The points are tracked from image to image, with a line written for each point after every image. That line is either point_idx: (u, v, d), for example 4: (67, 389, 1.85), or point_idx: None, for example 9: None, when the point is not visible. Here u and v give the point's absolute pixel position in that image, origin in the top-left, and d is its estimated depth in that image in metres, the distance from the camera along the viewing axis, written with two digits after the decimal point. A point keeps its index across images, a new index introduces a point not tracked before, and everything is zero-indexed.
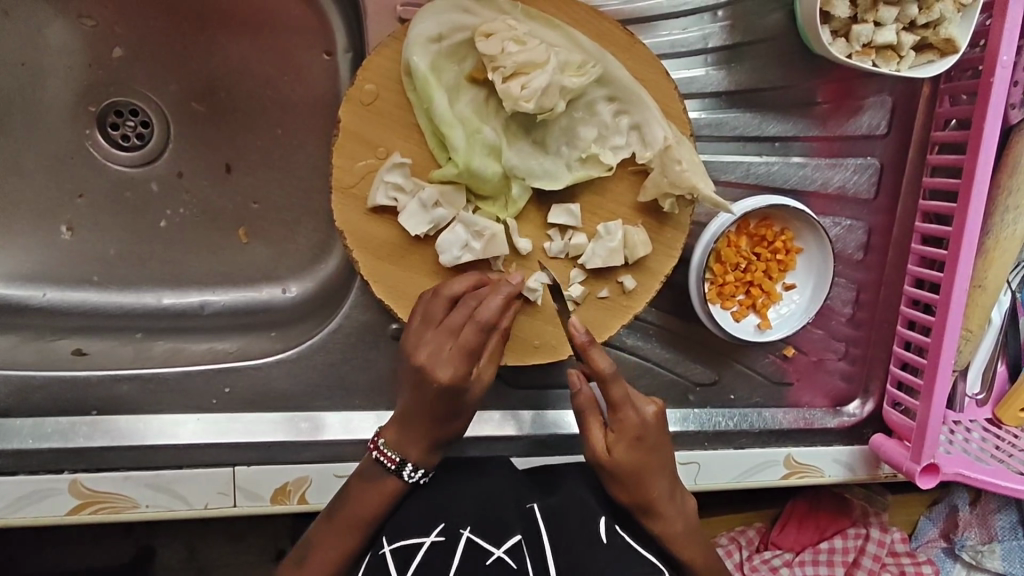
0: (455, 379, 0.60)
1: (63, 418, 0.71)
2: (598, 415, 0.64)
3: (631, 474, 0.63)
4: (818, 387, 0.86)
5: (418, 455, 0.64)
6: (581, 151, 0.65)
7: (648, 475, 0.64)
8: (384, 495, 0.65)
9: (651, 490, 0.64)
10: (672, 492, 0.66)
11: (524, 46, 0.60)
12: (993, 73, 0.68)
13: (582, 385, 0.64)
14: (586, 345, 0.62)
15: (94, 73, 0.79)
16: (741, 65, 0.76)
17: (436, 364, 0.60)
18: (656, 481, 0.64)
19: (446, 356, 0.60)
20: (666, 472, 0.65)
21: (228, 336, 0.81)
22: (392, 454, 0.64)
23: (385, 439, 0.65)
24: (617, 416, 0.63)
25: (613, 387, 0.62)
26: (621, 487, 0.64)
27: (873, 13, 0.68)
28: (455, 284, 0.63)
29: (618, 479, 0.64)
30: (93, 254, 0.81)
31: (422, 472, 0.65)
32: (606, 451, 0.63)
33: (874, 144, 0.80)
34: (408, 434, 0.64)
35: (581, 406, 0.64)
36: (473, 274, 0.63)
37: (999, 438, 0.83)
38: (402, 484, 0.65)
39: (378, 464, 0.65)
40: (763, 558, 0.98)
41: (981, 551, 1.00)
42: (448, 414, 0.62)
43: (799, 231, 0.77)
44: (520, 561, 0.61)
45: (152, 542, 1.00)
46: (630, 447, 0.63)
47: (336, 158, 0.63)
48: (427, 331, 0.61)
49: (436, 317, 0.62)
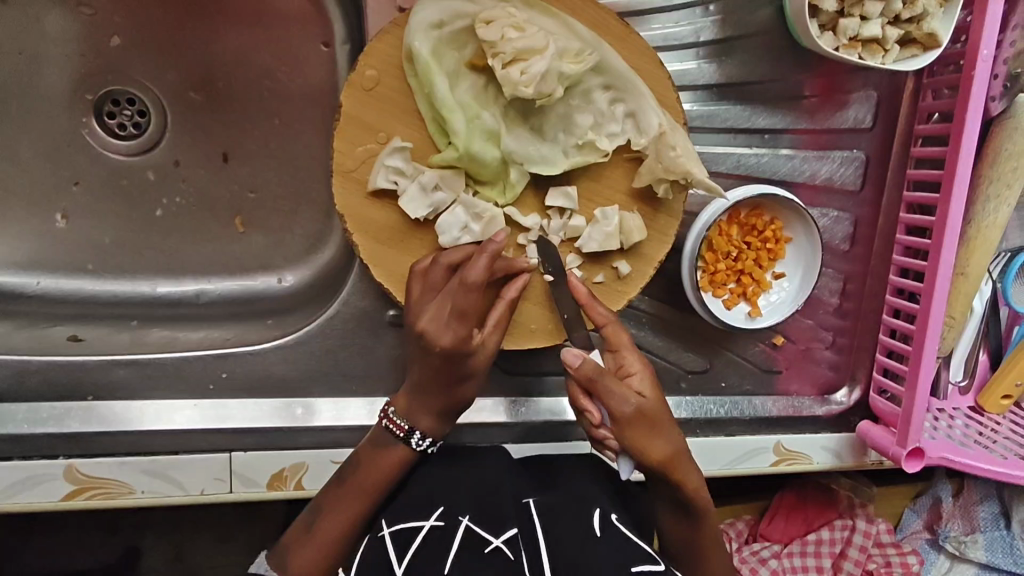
0: (456, 343, 0.60)
1: (58, 404, 0.71)
2: (612, 373, 0.61)
3: (661, 419, 0.60)
4: (807, 376, 0.87)
5: (429, 424, 0.66)
6: (578, 137, 0.66)
7: (670, 421, 0.61)
8: (392, 463, 0.66)
9: (677, 437, 0.61)
10: (685, 452, 0.64)
11: (524, 33, 0.61)
12: (974, 67, 0.70)
13: (597, 344, 0.61)
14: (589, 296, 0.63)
15: (91, 60, 0.80)
16: (731, 59, 0.78)
17: (436, 330, 0.60)
18: (676, 431, 0.62)
19: (446, 322, 0.60)
20: (667, 438, 0.61)
21: (224, 324, 0.81)
22: (401, 422, 0.66)
23: (395, 408, 0.67)
24: (628, 363, 0.62)
25: (615, 330, 0.63)
26: (654, 437, 0.59)
27: (858, 7, 0.71)
28: (454, 254, 0.63)
29: (652, 429, 0.59)
30: (88, 242, 0.81)
31: (431, 441, 0.67)
32: (636, 396, 0.59)
33: (860, 137, 0.82)
34: (416, 406, 0.65)
35: (598, 370, 0.58)
36: (469, 245, 0.64)
37: (982, 425, 0.85)
38: (411, 451, 0.67)
39: (386, 432, 0.67)
40: (751, 550, 0.99)
41: (964, 541, 1.02)
42: (455, 380, 0.63)
43: (788, 221, 0.79)
44: (517, 552, 0.62)
45: (138, 541, 1.00)
46: (650, 389, 0.61)
47: (337, 142, 0.64)
48: (429, 298, 0.62)
49: (438, 284, 0.62)
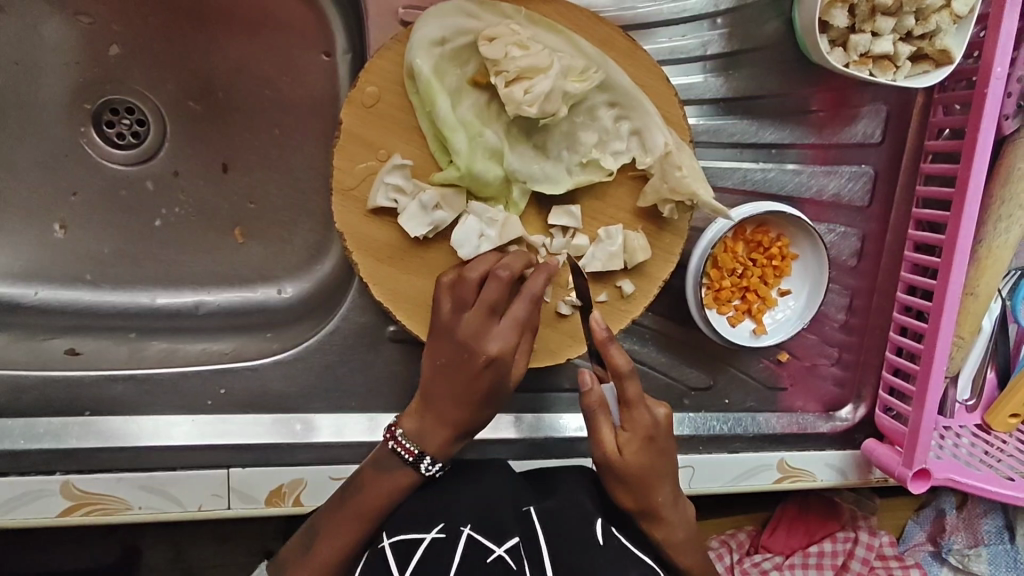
0: (505, 351, 0.61)
1: (54, 419, 0.70)
2: (608, 415, 0.62)
3: (640, 475, 0.63)
4: (812, 393, 0.86)
5: (440, 445, 0.64)
6: (582, 156, 0.65)
7: (654, 478, 0.63)
8: (398, 485, 0.65)
9: (655, 493, 0.64)
10: (674, 496, 0.65)
11: (528, 51, 0.60)
12: (988, 84, 0.69)
13: (593, 384, 0.61)
14: (606, 342, 0.60)
15: (90, 69, 0.79)
16: (739, 73, 0.77)
17: (490, 338, 0.60)
18: (660, 486, 0.64)
19: (498, 331, 0.61)
20: (671, 478, 0.65)
21: (223, 336, 0.80)
22: (411, 446, 0.65)
23: (403, 430, 0.65)
24: (629, 416, 0.62)
25: (627, 387, 0.60)
26: (627, 488, 0.63)
27: (870, 23, 0.69)
28: (480, 263, 0.62)
29: (624, 480, 0.63)
30: (86, 252, 0.80)
31: (439, 466, 0.65)
32: (617, 451, 0.62)
33: (869, 152, 0.81)
34: (429, 428, 0.64)
35: (592, 407, 0.61)
36: (491, 253, 0.62)
37: (987, 443, 0.84)
38: (417, 476, 0.66)
39: (394, 456, 0.65)
40: (753, 561, 0.98)
41: (968, 554, 1.01)
42: (487, 396, 0.63)
43: (794, 237, 0.78)
44: (519, 561, 0.60)
45: (138, 542, 0.99)
46: (641, 449, 0.62)
47: (336, 160, 0.63)
48: (463, 313, 0.61)
49: (469, 298, 0.61)
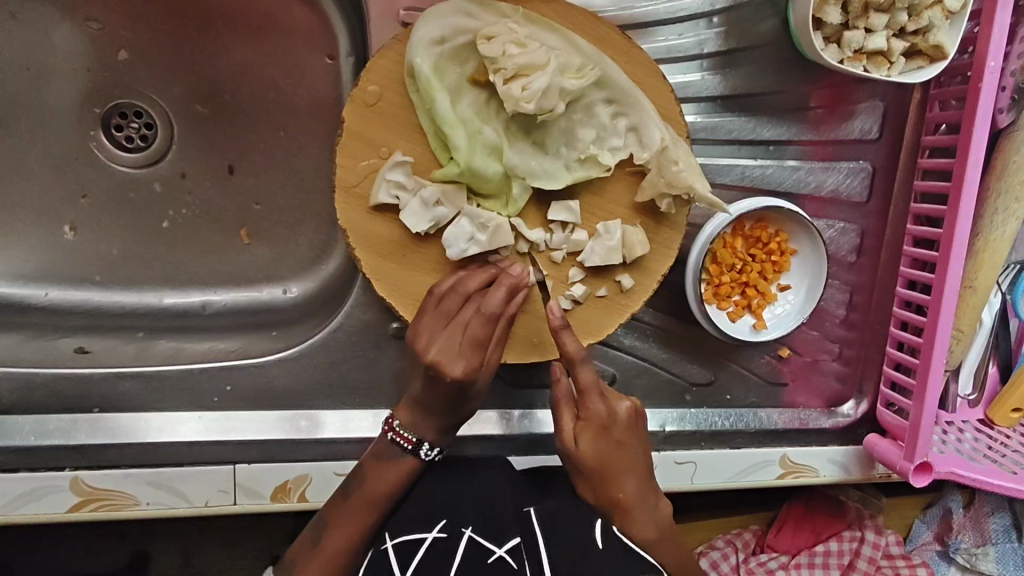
0: (468, 372, 0.62)
1: (65, 416, 0.72)
2: (571, 405, 0.64)
3: (597, 467, 0.63)
4: (813, 388, 0.87)
5: (435, 437, 0.66)
6: (580, 152, 0.66)
7: (613, 471, 0.63)
8: (400, 474, 0.65)
9: (616, 488, 0.63)
10: (643, 495, 0.64)
11: (525, 49, 0.61)
12: (981, 79, 0.69)
13: (560, 376, 0.63)
14: (558, 328, 0.61)
15: (100, 74, 0.80)
16: (736, 71, 0.78)
17: (449, 360, 0.62)
18: (623, 481, 0.63)
19: (460, 351, 0.62)
20: (637, 476, 0.64)
21: (229, 335, 0.81)
22: (409, 435, 0.65)
23: (399, 421, 0.66)
24: (584, 406, 0.62)
25: (581, 374, 0.62)
26: (587, 479, 0.64)
27: (863, 19, 0.70)
28: (469, 280, 0.64)
29: (583, 471, 0.64)
30: (96, 253, 0.82)
31: (438, 450, 0.67)
32: (573, 440, 0.63)
33: (866, 148, 0.81)
34: (422, 420, 0.65)
35: (556, 395, 0.64)
36: (483, 273, 0.64)
37: (991, 438, 0.84)
38: (419, 462, 0.66)
39: (394, 445, 0.66)
40: (758, 561, 0.98)
41: (976, 553, 1.01)
42: (458, 403, 0.64)
43: (794, 233, 0.78)
44: (520, 562, 0.64)
45: (147, 547, 1.00)
46: (596, 439, 0.62)
47: (339, 158, 0.64)
48: (438, 327, 0.63)
49: (450, 312, 0.63)
